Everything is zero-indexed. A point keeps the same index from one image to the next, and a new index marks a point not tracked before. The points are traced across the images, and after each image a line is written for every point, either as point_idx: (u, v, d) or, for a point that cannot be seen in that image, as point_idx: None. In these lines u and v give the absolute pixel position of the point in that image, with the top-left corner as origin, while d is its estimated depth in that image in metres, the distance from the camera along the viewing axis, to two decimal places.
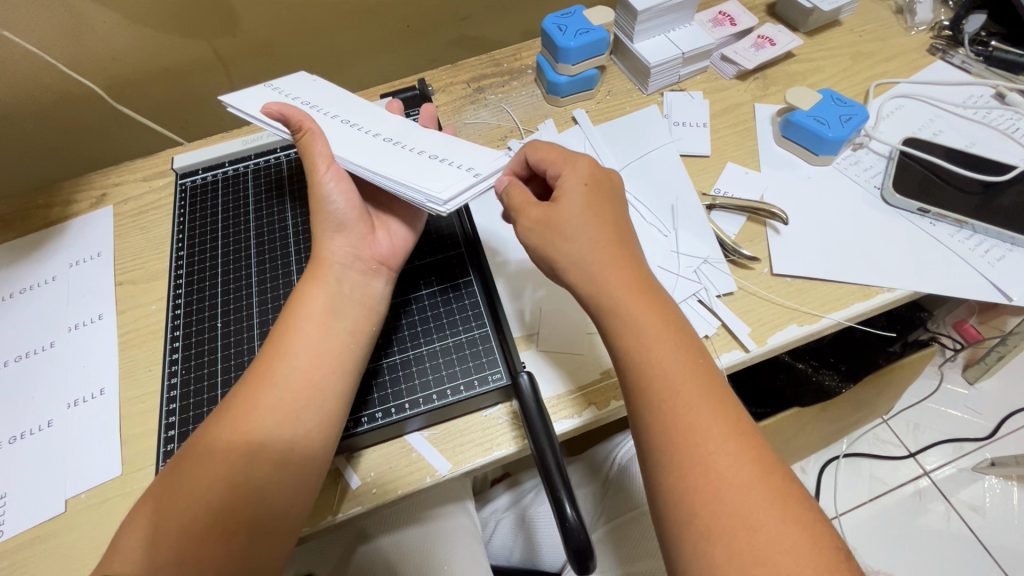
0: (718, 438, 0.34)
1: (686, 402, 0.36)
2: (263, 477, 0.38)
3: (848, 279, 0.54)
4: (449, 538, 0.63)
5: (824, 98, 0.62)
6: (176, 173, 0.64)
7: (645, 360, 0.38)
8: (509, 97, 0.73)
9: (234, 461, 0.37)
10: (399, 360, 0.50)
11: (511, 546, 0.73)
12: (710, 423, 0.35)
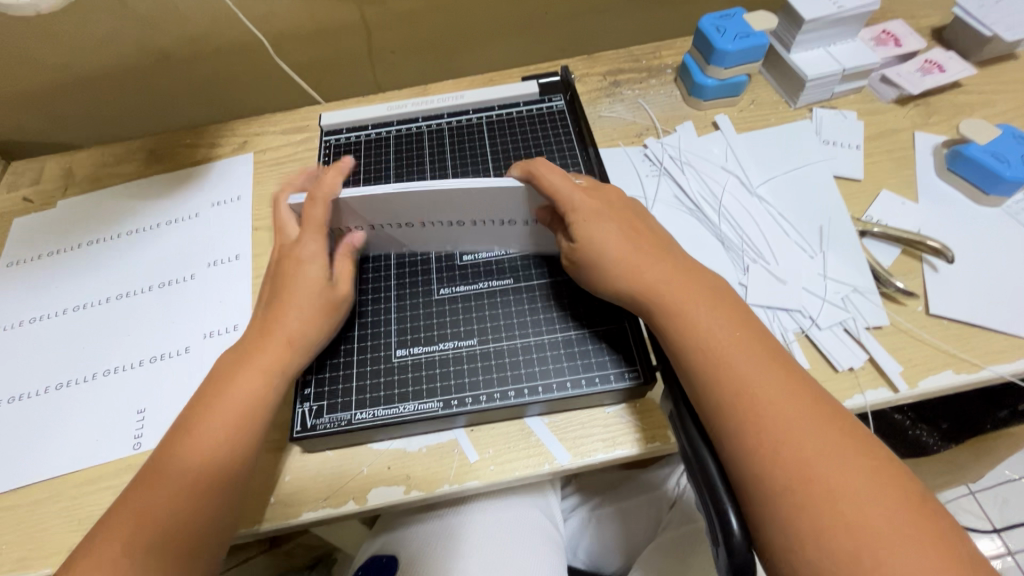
0: (790, 415, 0.37)
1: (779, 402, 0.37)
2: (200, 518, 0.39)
3: (1015, 331, 0.50)
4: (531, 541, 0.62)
5: (1004, 133, 0.58)
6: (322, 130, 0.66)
7: (717, 367, 0.39)
8: (647, 95, 0.72)
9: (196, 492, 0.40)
10: (531, 342, 0.49)
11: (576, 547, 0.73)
12: (808, 421, 0.37)
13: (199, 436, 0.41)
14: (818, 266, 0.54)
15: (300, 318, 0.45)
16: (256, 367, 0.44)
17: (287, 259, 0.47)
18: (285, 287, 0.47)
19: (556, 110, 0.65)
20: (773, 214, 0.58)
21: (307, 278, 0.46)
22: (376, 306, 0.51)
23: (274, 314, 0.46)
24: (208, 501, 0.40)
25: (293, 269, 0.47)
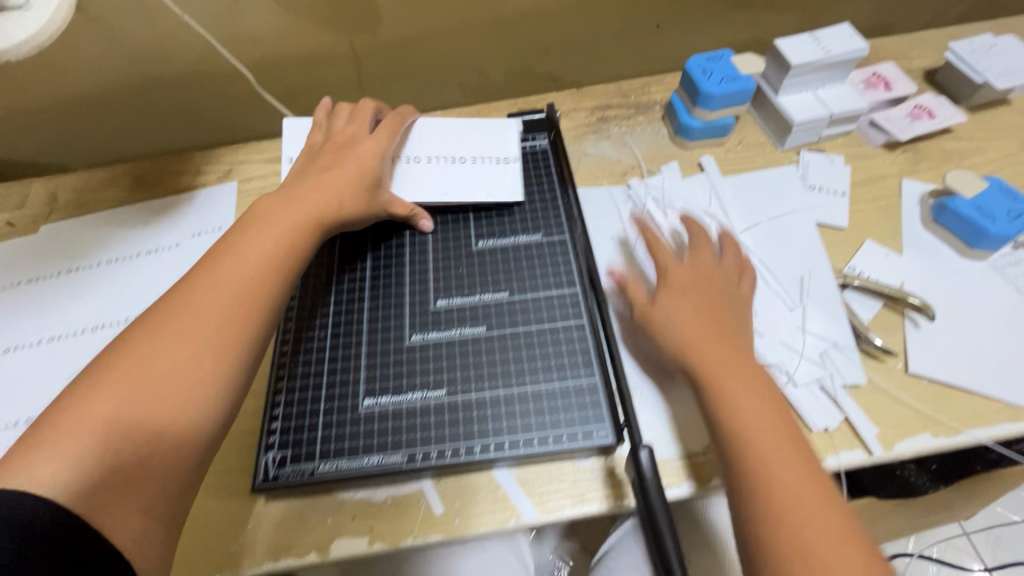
0: (800, 493, 0.38)
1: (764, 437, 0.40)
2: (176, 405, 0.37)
3: (995, 393, 0.49)
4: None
5: (990, 187, 0.57)
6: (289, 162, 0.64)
7: (742, 433, 0.40)
8: (633, 132, 0.71)
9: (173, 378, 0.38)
10: (502, 394, 0.48)
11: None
12: (791, 462, 0.39)
13: (181, 338, 0.40)
14: (797, 319, 0.53)
15: (338, 187, 0.52)
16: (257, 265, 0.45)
17: (341, 139, 0.57)
18: (290, 198, 0.50)
19: (540, 149, 0.65)
20: (753, 263, 0.57)
21: (327, 196, 0.51)
22: (347, 352, 0.51)
23: (274, 210, 0.49)
24: (193, 401, 0.38)
25: (313, 188, 0.51)
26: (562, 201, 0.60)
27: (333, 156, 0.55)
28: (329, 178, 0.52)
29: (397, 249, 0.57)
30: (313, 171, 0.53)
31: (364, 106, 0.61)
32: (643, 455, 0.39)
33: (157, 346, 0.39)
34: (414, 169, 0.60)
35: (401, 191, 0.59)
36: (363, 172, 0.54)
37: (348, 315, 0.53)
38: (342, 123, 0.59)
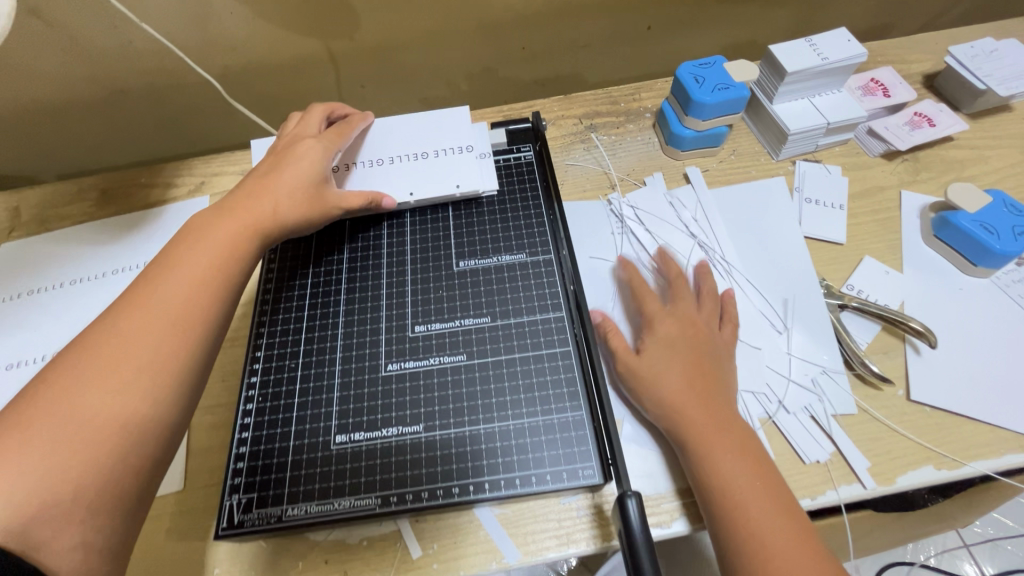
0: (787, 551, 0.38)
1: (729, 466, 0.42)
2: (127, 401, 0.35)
3: (1001, 421, 0.47)
4: None
5: (995, 201, 0.54)
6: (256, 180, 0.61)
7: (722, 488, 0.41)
8: (623, 142, 0.68)
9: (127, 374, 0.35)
10: (483, 430, 0.45)
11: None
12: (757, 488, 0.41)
13: (104, 371, 0.35)
14: (784, 343, 0.51)
15: (283, 191, 0.48)
16: (186, 297, 0.39)
17: (286, 142, 0.54)
18: (224, 213, 0.45)
19: (525, 161, 0.62)
20: (742, 282, 0.55)
21: (270, 208, 0.46)
22: (318, 384, 0.48)
23: (207, 228, 0.43)
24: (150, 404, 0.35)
25: (251, 202, 0.46)
26: (547, 220, 0.57)
27: (275, 158, 0.51)
28: (273, 184, 0.48)
29: (372, 264, 0.54)
30: (253, 177, 0.49)
31: (314, 110, 0.58)
32: (631, 507, 0.36)
33: (50, 408, 0.33)
34: (371, 171, 0.58)
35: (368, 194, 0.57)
36: (314, 177, 0.50)
37: (319, 343, 0.50)
38: (293, 126, 0.57)
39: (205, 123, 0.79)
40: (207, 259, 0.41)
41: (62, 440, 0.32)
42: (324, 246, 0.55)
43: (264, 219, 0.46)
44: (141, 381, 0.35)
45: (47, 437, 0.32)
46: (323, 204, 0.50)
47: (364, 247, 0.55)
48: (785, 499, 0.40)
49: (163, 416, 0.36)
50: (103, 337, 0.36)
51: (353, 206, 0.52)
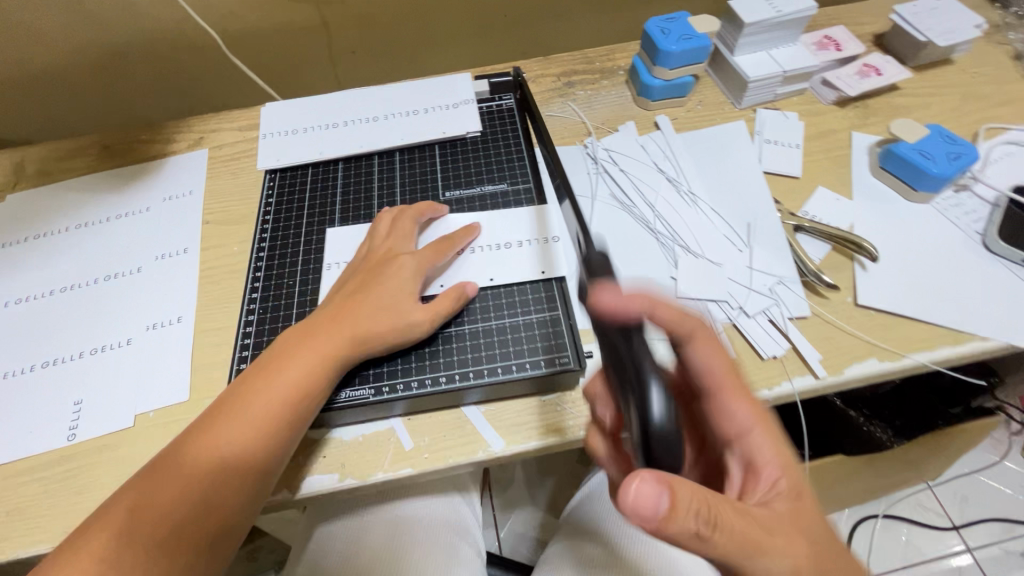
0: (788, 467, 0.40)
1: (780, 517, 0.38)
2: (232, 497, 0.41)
3: (938, 321, 0.52)
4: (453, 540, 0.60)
5: (932, 133, 0.60)
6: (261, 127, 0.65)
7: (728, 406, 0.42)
8: (598, 96, 0.73)
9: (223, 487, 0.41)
10: (468, 330, 0.51)
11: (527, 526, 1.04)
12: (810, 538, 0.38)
13: (226, 437, 0.42)
14: (745, 258, 0.56)
15: (373, 316, 0.47)
16: (273, 408, 0.43)
17: (378, 257, 0.52)
18: (313, 335, 0.46)
19: (506, 108, 0.66)
20: (706, 210, 0.60)
21: (352, 324, 0.46)
22: (314, 299, 0.53)
23: (304, 339, 0.46)
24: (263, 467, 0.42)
25: (341, 318, 0.47)
26: (526, 157, 0.61)
27: (364, 279, 0.50)
28: (364, 307, 0.47)
29: (362, 202, 0.59)
30: (342, 297, 0.49)
31: (405, 214, 0.55)
32: (654, 405, 0.33)
33: (170, 471, 0.40)
34: (478, 261, 0.54)
35: (363, 141, 0.62)
36: (399, 296, 0.48)
37: (315, 268, 0.55)
38: (380, 238, 0.53)
39: (202, 87, 0.83)
40: (283, 399, 0.43)
41: (165, 506, 0.39)
42: (318, 190, 0.60)
43: (349, 339, 0.46)
44: (230, 467, 0.41)
45: (162, 497, 0.39)
46: (405, 327, 0.47)
47: (355, 187, 0.60)
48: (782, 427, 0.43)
49: (246, 498, 0.42)
50: (220, 420, 0.42)
51: (439, 312, 0.48)
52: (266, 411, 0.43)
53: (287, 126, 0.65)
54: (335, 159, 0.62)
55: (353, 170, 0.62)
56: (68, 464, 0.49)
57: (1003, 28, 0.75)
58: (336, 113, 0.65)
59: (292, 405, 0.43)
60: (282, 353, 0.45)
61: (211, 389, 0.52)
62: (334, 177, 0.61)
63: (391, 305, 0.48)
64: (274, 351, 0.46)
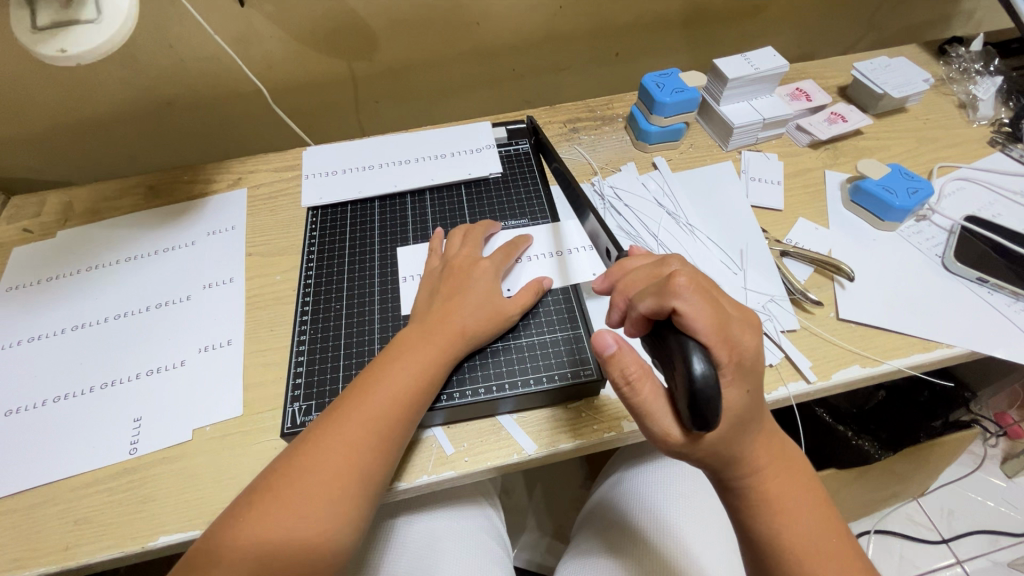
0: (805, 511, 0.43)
1: (783, 486, 0.43)
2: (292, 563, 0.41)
3: (908, 331, 0.59)
4: (479, 554, 0.65)
5: (893, 171, 0.70)
6: (302, 170, 0.73)
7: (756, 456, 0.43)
8: (601, 140, 0.81)
9: (285, 551, 0.41)
10: (500, 346, 0.57)
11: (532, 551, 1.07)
12: (811, 509, 0.43)
13: (296, 495, 0.43)
14: (740, 280, 0.63)
15: (469, 311, 0.54)
16: (393, 401, 0.48)
17: (460, 262, 0.59)
18: (391, 371, 0.50)
19: (522, 152, 0.74)
20: (703, 238, 0.68)
21: (460, 322, 0.54)
22: (361, 319, 0.59)
23: (415, 341, 0.52)
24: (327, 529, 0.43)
25: (445, 322, 0.53)
26: (543, 195, 0.69)
27: (455, 282, 0.57)
28: (460, 310, 0.54)
29: (398, 235, 0.66)
30: (438, 300, 0.56)
31: (476, 228, 0.63)
32: (698, 366, 0.35)
33: (241, 531, 0.41)
34: (538, 263, 0.63)
35: (397, 182, 0.70)
36: (491, 295, 0.56)
37: (360, 292, 0.61)
38: (457, 248, 0.61)
39: (236, 133, 0.90)
40: (347, 461, 0.45)
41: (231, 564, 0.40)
42: (356, 225, 0.67)
43: (458, 339, 0.53)
44: (297, 529, 0.42)
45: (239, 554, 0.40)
46: (503, 318, 0.56)
47: (390, 222, 0.67)
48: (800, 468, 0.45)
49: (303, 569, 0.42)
50: (349, 415, 0.47)
51: (526, 304, 0.57)
52: (386, 406, 0.48)
53: (326, 167, 0.72)
54: (371, 197, 0.69)
55: (388, 207, 0.69)
56: (130, 475, 0.53)
57: (947, 81, 0.87)
58: (371, 156, 0.73)
59: (356, 467, 0.45)
60: (358, 391, 0.49)
61: (262, 404, 0.57)
62: (371, 213, 0.68)
63: (477, 305, 0.55)
64: (344, 397, 0.49)
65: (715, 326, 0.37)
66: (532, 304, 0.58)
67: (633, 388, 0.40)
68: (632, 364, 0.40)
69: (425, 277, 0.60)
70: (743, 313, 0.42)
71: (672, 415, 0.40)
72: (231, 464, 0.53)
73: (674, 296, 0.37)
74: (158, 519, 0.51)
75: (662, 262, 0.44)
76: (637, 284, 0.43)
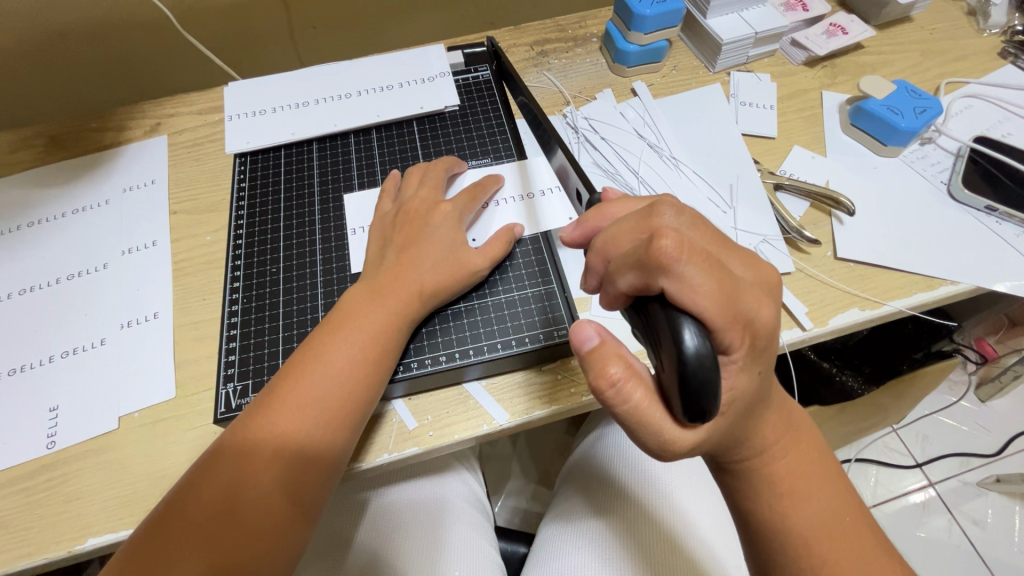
0: (814, 487, 0.39)
1: (792, 464, 0.39)
2: (286, 474, 0.40)
3: (910, 269, 0.54)
4: (453, 523, 0.61)
5: (898, 89, 0.62)
6: (226, 112, 0.62)
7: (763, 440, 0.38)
8: (573, 64, 0.71)
9: (278, 464, 0.40)
10: (464, 307, 0.50)
11: (512, 511, 1.04)
12: (820, 487, 0.39)
13: (288, 408, 0.41)
14: (730, 219, 0.57)
15: (428, 266, 0.47)
16: (336, 384, 0.42)
17: (415, 206, 0.51)
18: (372, 300, 0.45)
19: (482, 80, 0.65)
20: (688, 173, 0.61)
21: (417, 279, 0.47)
22: (301, 283, 0.51)
23: (362, 305, 0.45)
24: (321, 441, 0.41)
25: (397, 280, 0.46)
26: (507, 130, 0.61)
27: (410, 231, 0.49)
28: (418, 264, 0.47)
29: (342, 183, 0.57)
30: (392, 254, 0.48)
31: (435, 166, 0.55)
32: (689, 337, 0.29)
33: (236, 443, 0.40)
34: (506, 209, 0.55)
35: (337, 121, 0.60)
36: (452, 247, 0.49)
37: (299, 252, 0.53)
38: (413, 190, 0.53)
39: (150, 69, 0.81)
40: (338, 377, 0.42)
41: (226, 473, 0.39)
42: (292, 173, 0.58)
43: (414, 300, 0.46)
44: (290, 442, 0.40)
45: (232, 467, 0.39)
46: (467, 274, 0.48)
47: (332, 168, 0.58)
48: (808, 440, 0.40)
49: (297, 481, 0.40)
50: (338, 332, 0.44)
51: (495, 256, 0.50)
52: (328, 390, 0.42)
53: (253, 107, 0.62)
54: (309, 139, 0.60)
55: (329, 152, 0.59)
56: (49, 473, 0.47)
57: None
58: (306, 91, 0.62)
59: (347, 384, 0.42)
60: (344, 312, 0.45)
61: (198, 384, 0.50)
62: (309, 159, 0.59)
63: (437, 259, 0.48)
64: (329, 319, 0.46)
65: (719, 299, 0.30)
66: (503, 255, 0.51)
67: (620, 391, 0.34)
68: (616, 362, 0.34)
69: (376, 224, 0.52)
70: (755, 270, 0.34)
71: (667, 413, 0.33)
72: (165, 453, 0.47)
73: (662, 273, 0.30)
74: (83, 519, 0.45)
75: (651, 211, 0.34)
76: (621, 240, 0.34)
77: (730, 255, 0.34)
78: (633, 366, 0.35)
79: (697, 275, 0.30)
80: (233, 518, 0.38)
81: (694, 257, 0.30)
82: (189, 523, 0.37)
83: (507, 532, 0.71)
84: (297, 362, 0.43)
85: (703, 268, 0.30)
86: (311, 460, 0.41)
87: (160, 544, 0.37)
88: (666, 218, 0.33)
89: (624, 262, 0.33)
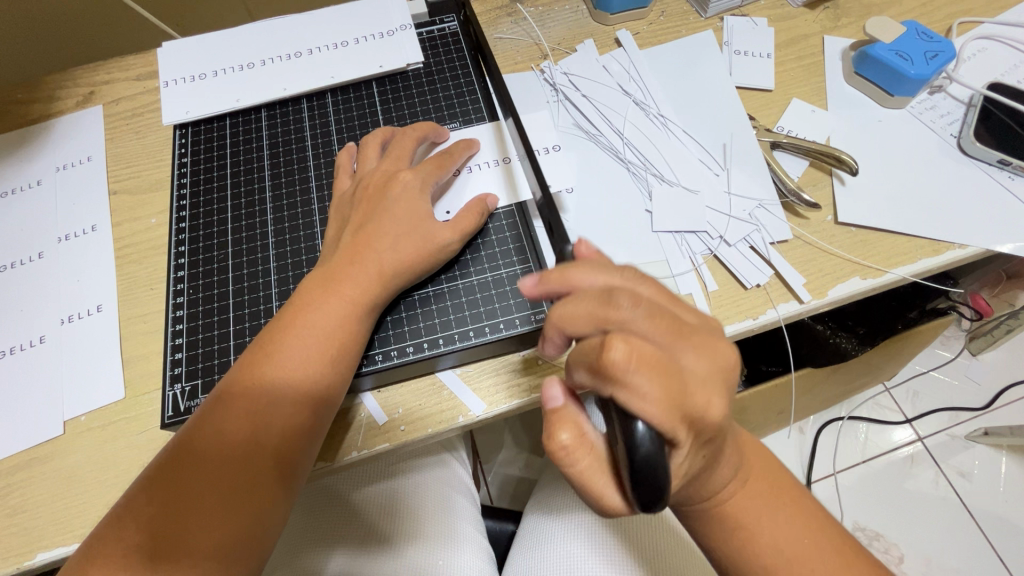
0: (770, 517, 0.38)
1: (745, 497, 0.38)
2: (283, 415, 0.38)
3: (916, 232, 0.50)
4: (436, 512, 0.58)
5: (908, 30, 0.56)
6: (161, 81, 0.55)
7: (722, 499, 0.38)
8: (550, 12, 0.64)
9: (274, 405, 0.38)
10: (432, 292, 0.46)
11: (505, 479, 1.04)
12: (775, 513, 0.38)
13: (283, 350, 0.39)
14: (723, 182, 0.53)
15: (389, 243, 0.42)
16: (319, 350, 0.39)
17: (372, 181, 0.46)
18: (351, 262, 0.42)
19: (449, 33, 0.58)
20: (678, 132, 0.55)
21: (376, 261, 0.42)
22: (253, 269, 0.47)
23: (325, 283, 0.41)
24: (320, 380, 0.39)
25: (355, 264, 0.42)
26: (478, 89, 0.55)
27: (367, 208, 0.44)
28: (378, 240, 0.42)
29: (296, 156, 0.52)
30: (339, 241, 0.43)
31: (404, 133, 0.49)
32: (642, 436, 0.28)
33: (234, 388, 0.38)
34: (479, 177, 0.50)
35: (286, 84, 0.54)
36: (415, 222, 0.44)
37: (249, 236, 0.48)
38: (373, 163, 0.47)
39: None
40: (329, 324, 0.40)
41: (224, 417, 0.37)
42: (240, 147, 0.52)
43: (375, 285, 0.42)
44: (285, 383, 0.38)
45: (231, 410, 0.38)
46: (433, 252, 0.44)
47: (283, 138, 0.53)
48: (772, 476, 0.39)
49: (293, 423, 0.38)
50: (332, 276, 0.41)
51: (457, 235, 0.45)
52: (296, 376, 0.38)
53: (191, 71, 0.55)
54: (256, 106, 0.54)
55: (279, 122, 0.54)
56: None
57: None
58: (250, 50, 0.55)
59: (340, 329, 0.40)
60: (331, 265, 0.42)
61: (148, 382, 0.46)
62: (258, 129, 0.53)
63: (401, 238, 0.43)
64: (312, 275, 0.43)
65: (669, 407, 0.28)
66: (477, 230, 0.47)
67: (568, 457, 0.33)
68: (567, 428, 0.34)
69: (335, 204, 0.47)
70: (714, 360, 0.31)
71: (617, 484, 0.33)
72: (115, 458, 0.44)
73: (612, 383, 0.28)
74: (34, 531, 0.42)
75: (609, 296, 0.31)
76: (576, 321, 0.32)
77: (689, 346, 0.30)
78: (586, 433, 0.34)
79: (649, 387, 0.28)
80: (232, 462, 0.36)
81: (646, 367, 0.28)
82: (192, 464, 0.36)
83: (494, 510, 0.69)
84: (293, 306, 0.41)
85: (657, 377, 0.28)
86: (307, 401, 0.39)
87: (161, 498, 0.35)
88: (622, 308, 0.30)
89: (582, 356, 0.31)
